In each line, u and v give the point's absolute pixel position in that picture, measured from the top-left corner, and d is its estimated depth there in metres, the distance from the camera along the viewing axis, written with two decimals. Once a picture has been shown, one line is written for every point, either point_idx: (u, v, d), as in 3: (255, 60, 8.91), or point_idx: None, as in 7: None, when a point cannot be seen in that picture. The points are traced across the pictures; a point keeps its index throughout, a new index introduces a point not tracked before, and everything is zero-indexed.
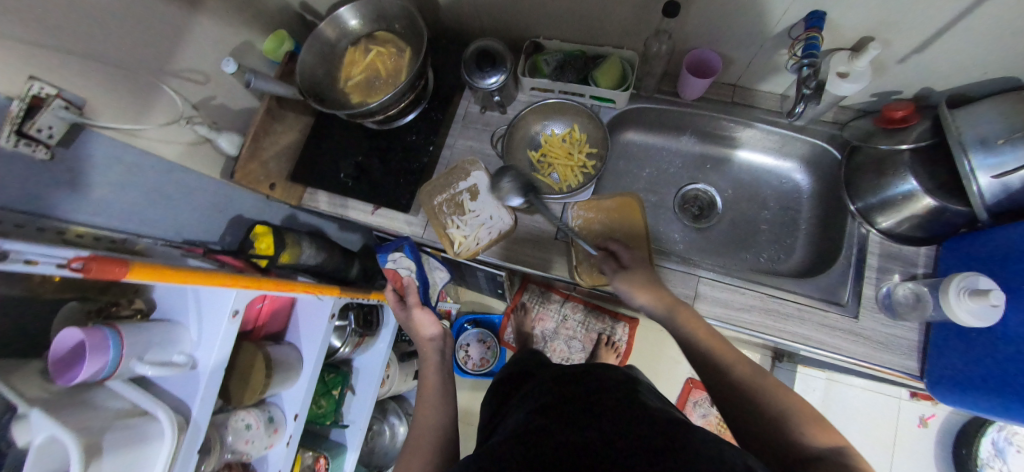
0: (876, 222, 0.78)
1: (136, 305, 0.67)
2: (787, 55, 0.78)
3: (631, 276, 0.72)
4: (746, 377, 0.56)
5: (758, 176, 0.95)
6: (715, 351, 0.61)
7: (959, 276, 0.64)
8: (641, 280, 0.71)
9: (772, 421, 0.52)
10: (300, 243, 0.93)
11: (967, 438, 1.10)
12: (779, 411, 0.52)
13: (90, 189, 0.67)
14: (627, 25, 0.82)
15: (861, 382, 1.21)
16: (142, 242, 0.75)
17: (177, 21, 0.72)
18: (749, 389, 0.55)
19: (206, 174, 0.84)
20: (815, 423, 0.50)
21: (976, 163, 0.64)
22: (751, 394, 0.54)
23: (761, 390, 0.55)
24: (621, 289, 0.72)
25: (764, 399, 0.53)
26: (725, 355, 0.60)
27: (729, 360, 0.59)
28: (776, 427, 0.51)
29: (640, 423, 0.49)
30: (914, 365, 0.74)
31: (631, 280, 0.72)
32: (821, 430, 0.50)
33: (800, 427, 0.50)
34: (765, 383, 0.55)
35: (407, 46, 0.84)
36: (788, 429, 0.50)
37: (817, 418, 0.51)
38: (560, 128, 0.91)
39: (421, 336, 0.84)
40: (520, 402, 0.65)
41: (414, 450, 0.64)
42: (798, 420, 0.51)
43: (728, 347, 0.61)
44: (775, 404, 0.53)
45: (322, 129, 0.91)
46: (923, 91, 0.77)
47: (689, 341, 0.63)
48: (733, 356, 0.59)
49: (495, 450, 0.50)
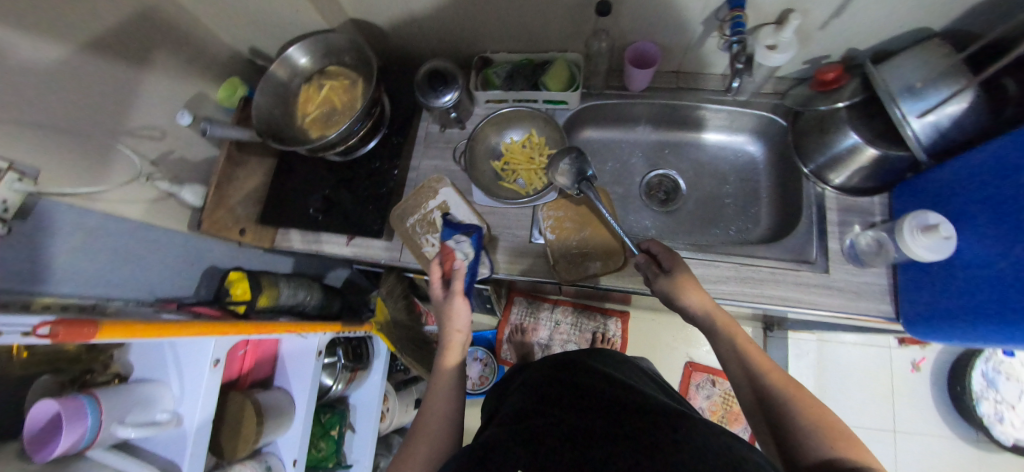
0: (829, 180, 0.82)
1: (113, 369, 0.67)
2: (717, 37, 0.82)
3: (683, 277, 0.68)
4: (776, 385, 0.55)
5: (715, 154, 0.99)
6: (750, 355, 0.60)
7: (909, 216, 0.68)
8: (692, 281, 0.67)
9: (795, 429, 0.50)
10: (278, 283, 0.91)
11: (960, 375, 1.13)
12: (800, 418, 0.51)
13: (52, 259, 0.66)
14: (567, 29, 0.85)
15: (851, 338, 1.23)
16: (112, 305, 0.74)
17: (124, 82, 0.73)
18: (778, 398, 0.54)
19: (173, 229, 0.83)
20: (838, 437, 0.48)
21: (906, 110, 0.68)
22: (774, 399, 0.54)
23: (787, 398, 0.53)
24: (670, 292, 0.68)
25: (787, 405, 0.53)
26: (756, 360, 0.59)
27: (760, 366, 0.58)
28: (792, 433, 0.50)
29: (640, 412, 0.50)
30: (890, 308, 0.76)
31: (686, 282, 0.67)
32: (845, 443, 0.47)
33: (818, 437, 0.49)
34: (793, 393, 0.53)
35: (359, 77, 0.86)
36: (808, 439, 0.49)
37: (842, 432, 0.48)
38: (519, 134, 0.93)
39: (451, 329, 0.70)
40: (516, 392, 0.66)
41: (417, 435, 0.61)
42: (821, 434, 0.48)
43: (760, 353, 0.60)
44: (800, 416, 0.51)
45: (287, 169, 0.93)
46: (848, 52, 0.83)
47: (721, 341, 0.63)
48: (763, 364, 0.58)
49: (497, 434, 0.50)
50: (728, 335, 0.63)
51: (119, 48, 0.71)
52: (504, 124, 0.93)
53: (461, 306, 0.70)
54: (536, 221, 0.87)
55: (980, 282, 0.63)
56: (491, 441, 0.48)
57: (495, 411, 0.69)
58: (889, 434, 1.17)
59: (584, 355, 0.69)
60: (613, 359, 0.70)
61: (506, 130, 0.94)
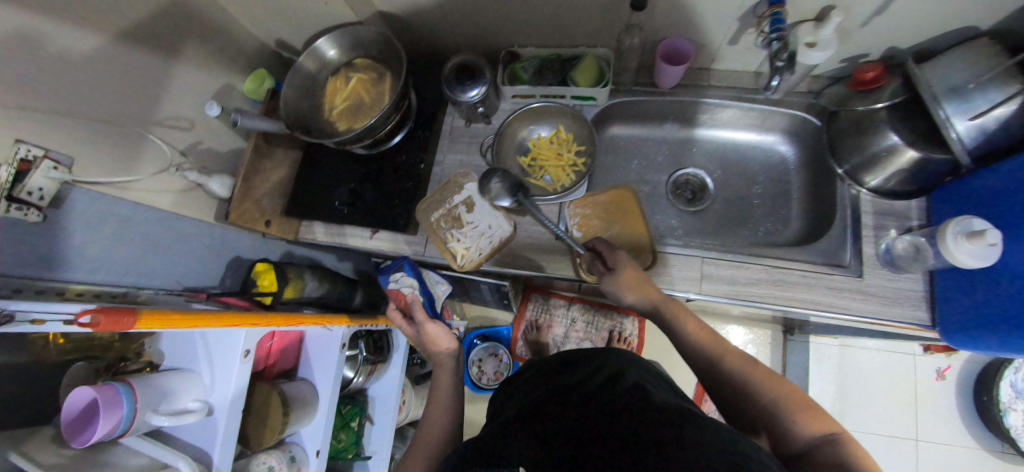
0: (864, 181, 0.80)
1: (145, 358, 0.67)
2: (753, 34, 0.80)
3: (625, 274, 0.70)
4: (733, 368, 0.57)
5: (744, 154, 0.97)
6: (699, 341, 0.62)
7: (952, 223, 0.66)
8: (635, 277, 0.70)
9: (762, 412, 0.52)
10: (303, 276, 0.92)
11: (987, 384, 1.10)
12: (768, 400, 0.52)
13: (85, 247, 0.66)
14: (597, 23, 0.84)
15: (874, 344, 1.21)
16: (143, 294, 0.74)
17: (155, 71, 0.73)
18: (738, 380, 0.56)
19: (200, 220, 0.84)
20: (803, 409, 0.50)
21: (951, 111, 0.66)
22: (738, 388, 0.55)
23: (747, 381, 0.55)
24: (613, 290, 0.71)
25: (752, 389, 0.54)
26: (710, 347, 0.61)
27: (714, 351, 0.60)
28: (766, 417, 0.51)
29: (646, 405, 0.48)
30: (924, 315, 0.75)
31: (628, 280, 0.70)
32: (811, 416, 0.49)
33: (790, 416, 0.50)
34: (750, 374, 0.55)
35: (387, 69, 0.86)
36: (774, 418, 0.50)
37: (806, 404, 0.50)
38: (547, 130, 0.92)
39: (434, 344, 0.83)
40: (523, 389, 0.65)
41: (419, 445, 0.67)
42: (786, 409, 0.50)
43: (713, 339, 0.62)
44: (762, 397, 0.53)
45: (313, 161, 0.93)
46: (890, 51, 0.80)
47: (676, 335, 0.65)
48: (718, 349, 0.60)
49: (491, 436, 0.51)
50: (683, 329, 0.64)
51: (151, 37, 0.71)
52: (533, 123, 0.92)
53: (432, 329, 0.84)
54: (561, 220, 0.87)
55: None
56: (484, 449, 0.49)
57: (501, 407, 0.68)
58: (911, 442, 1.16)
59: (592, 353, 0.67)
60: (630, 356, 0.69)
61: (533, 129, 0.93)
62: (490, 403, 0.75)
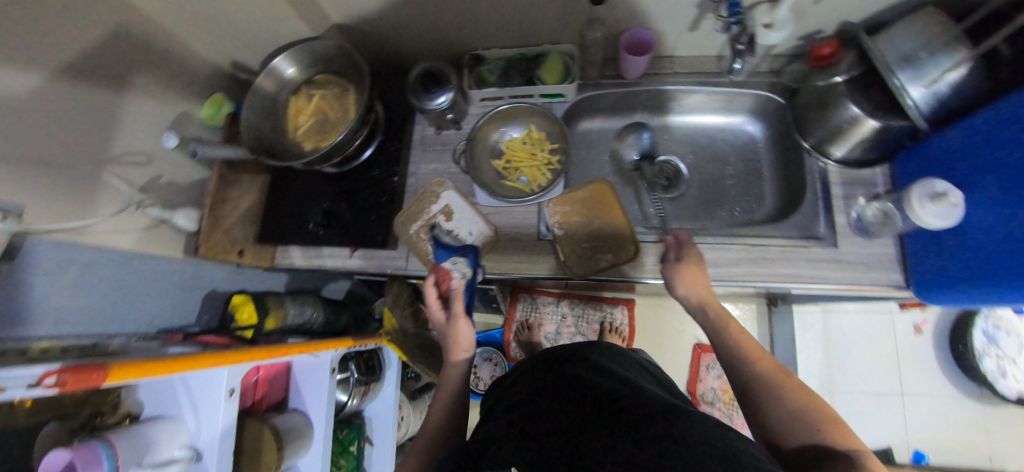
0: (831, 153, 0.82)
1: (124, 409, 0.64)
2: (712, 19, 0.81)
3: (688, 269, 0.71)
4: (763, 374, 0.58)
5: (714, 136, 0.98)
6: (737, 345, 0.63)
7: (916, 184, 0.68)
8: (697, 273, 0.70)
9: (786, 419, 0.53)
10: (283, 304, 0.89)
11: (961, 333, 1.16)
12: (795, 408, 0.53)
13: (45, 299, 0.63)
14: (560, 20, 0.83)
15: (853, 307, 1.25)
16: (114, 341, 0.71)
17: (104, 107, 0.69)
18: (765, 387, 0.57)
19: (168, 257, 0.80)
20: (828, 423, 0.50)
21: (905, 79, 0.68)
22: (767, 392, 0.56)
23: (776, 388, 0.56)
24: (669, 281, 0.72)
25: (779, 396, 0.55)
26: (745, 350, 0.62)
27: (749, 357, 0.61)
28: (789, 424, 0.52)
29: (637, 403, 0.48)
30: (899, 276, 0.77)
31: (691, 274, 0.70)
32: (836, 431, 0.49)
33: (815, 426, 0.50)
34: (782, 383, 0.56)
35: (350, 84, 0.84)
36: (799, 428, 0.51)
37: (832, 420, 0.51)
38: (518, 131, 0.92)
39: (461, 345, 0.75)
40: (512, 388, 0.64)
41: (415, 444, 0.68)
42: (814, 421, 0.51)
43: (750, 345, 0.62)
44: (789, 404, 0.54)
45: (283, 185, 0.90)
46: (842, 25, 0.83)
47: (715, 335, 0.66)
48: (753, 354, 0.61)
49: (487, 440, 0.51)
50: (724, 334, 0.65)
51: (95, 71, 0.67)
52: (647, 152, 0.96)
53: (462, 333, 0.75)
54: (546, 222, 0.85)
55: (1000, 243, 0.62)
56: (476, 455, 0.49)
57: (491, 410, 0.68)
58: (897, 397, 1.20)
59: (584, 351, 0.66)
60: (615, 354, 0.69)
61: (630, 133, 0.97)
62: (484, 404, 0.75)
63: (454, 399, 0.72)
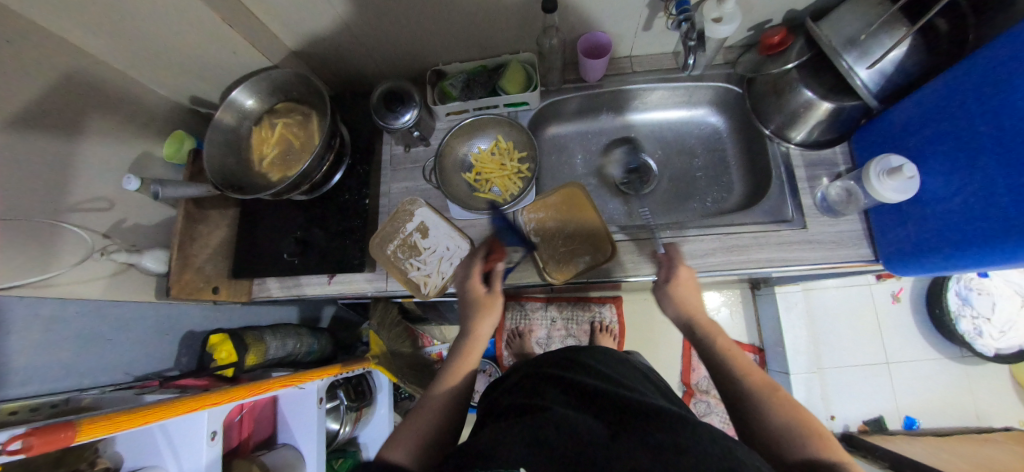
0: (790, 137, 0.84)
1: (101, 464, 0.62)
2: (664, 17, 0.83)
3: (683, 289, 0.73)
4: (754, 388, 0.60)
5: (679, 130, 1.00)
6: (726, 357, 0.65)
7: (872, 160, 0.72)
8: (693, 289, 0.73)
9: (778, 433, 0.55)
10: (264, 338, 0.87)
11: (936, 298, 1.19)
12: (785, 423, 0.55)
13: (8, 359, 0.60)
14: (516, 30, 0.85)
15: (833, 283, 1.27)
16: (87, 395, 0.69)
17: (58, 156, 0.67)
18: (756, 399, 0.59)
19: (139, 301, 0.78)
20: (818, 440, 0.52)
21: (852, 61, 0.70)
22: (760, 406, 0.58)
23: (768, 400, 0.58)
24: (664, 300, 0.74)
25: (769, 410, 0.57)
26: (734, 362, 0.64)
27: (741, 370, 0.63)
28: (780, 438, 0.54)
29: (643, 410, 0.48)
30: (868, 251, 0.79)
31: (685, 293, 0.73)
32: (828, 451, 0.51)
33: (805, 441, 0.53)
34: (774, 396, 0.58)
35: (312, 110, 0.84)
36: (791, 442, 0.53)
37: (822, 437, 0.53)
38: (486, 143, 0.92)
39: (478, 336, 0.75)
40: (509, 390, 0.64)
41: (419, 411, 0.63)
42: (804, 437, 0.53)
43: (739, 358, 0.65)
44: (780, 418, 0.56)
45: (253, 216, 0.89)
46: (789, 14, 0.85)
47: (705, 347, 0.68)
48: (743, 367, 0.63)
49: (492, 437, 0.48)
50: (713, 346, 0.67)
51: (46, 120, 0.66)
52: (636, 170, 1.00)
53: (483, 325, 0.75)
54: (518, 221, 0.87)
55: (961, 212, 0.64)
56: (479, 452, 0.46)
57: (484, 413, 0.65)
58: (883, 366, 1.23)
59: (583, 357, 0.66)
60: (607, 358, 0.69)
61: (615, 149, 1.01)
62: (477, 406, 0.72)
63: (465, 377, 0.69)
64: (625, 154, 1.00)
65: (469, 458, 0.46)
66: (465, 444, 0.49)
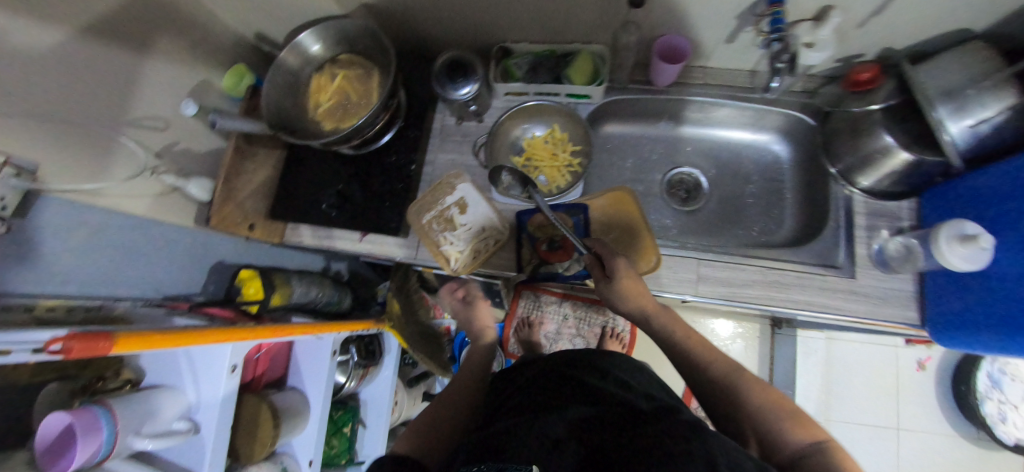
0: (857, 182, 0.80)
1: (124, 375, 0.64)
2: (753, 32, 0.79)
3: (625, 285, 0.72)
4: (721, 377, 0.63)
5: (739, 152, 0.96)
6: (694, 348, 0.68)
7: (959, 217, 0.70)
8: (634, 283, 0.72)
9: (754, 413, 0.57)
10: (290, 282, 0.89)
11: (965, 375, 1.15)
12: (758, 405, 0.58)
13: (52, 257, 0.62)
14: (595, 20, 0.81)
15: (858, 337, 1.24)
16: (120, 305, 0.71)
17: (125, 69, 0.68)
18: (726, 387, 0.61)
19: (179, 224, 0.80)
20: (793, 417, 0.55)
21: (945, 113, 0.66)
22: (738, 393, 0.60)
23: (741, 387, 0.60)
24: (611, 298, 0.74)
25: (744, 394, 0.59)
26: (701, 353, 0.67)
27: (707, 360, 0.66)
28: (757, 419, 0.56)
29: (663, 420, 0.47)
30: (914, 315, 0.76)
31: (626, 285, 0.72)
32: (801, 425, 0.54)
33: (778, 422, 0.55)
34: (740, 380, 0.61)
35: (375, 66, 0.83)
36: (764, 422, 0.56)
37: (795, 414, 0.56)
38: (541, 129, 0.91)
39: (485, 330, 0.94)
40: (527, 386, 0.63)
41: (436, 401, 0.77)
42: (777, 416, 0.56)
43: (706, 348, 0.68)
44: (752, 400, 0.58)
45: (298, 162, 0.89)
46: (884, 51, 0.80)
47: (672, 339, 0.70)
48: (711, 356, 0.66)
49: (504, 438, 0.49)
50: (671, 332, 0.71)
51: (119, 31, 0.66)
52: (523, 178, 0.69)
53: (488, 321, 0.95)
54: (586, 223, 0.85)
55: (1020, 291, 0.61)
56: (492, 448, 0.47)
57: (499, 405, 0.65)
58: (892, 431, 1.20)
59: (604, 363, 0.65)
60: (628, 364, 0.68)
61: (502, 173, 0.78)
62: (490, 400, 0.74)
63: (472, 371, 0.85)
64: (513, 174, 0.77)
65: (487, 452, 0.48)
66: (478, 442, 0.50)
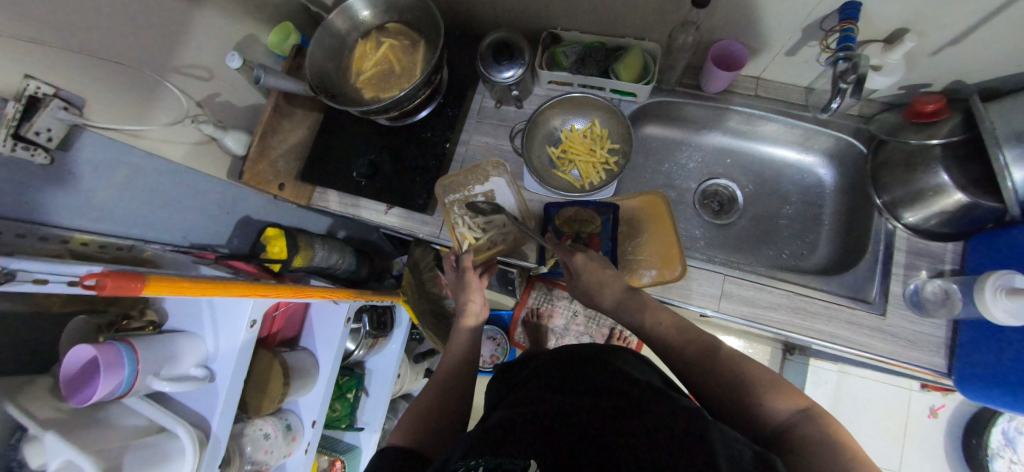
0: (902, 216, 0.77)
1: (148, 317, 0.65)
2: (817, 47, 0.75)
3: (586, 276, 0.70)
4: (697, 358, 0.59)
5: (780, 171, 0.93)
6: (666, 333, 0.64)
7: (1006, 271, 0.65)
8: (597, 275, 0.70)
9: (736, 387, 0.54)
10: (313, 245, 0.90)
11: (978, 428, 1.12)
12: (740, 380, 0.54)
13: (90, 192, 0.63)
14: (652, 15, 0.78)
15: (872, 374, 1.21)
16: (150, 248, 0.72)
17: (177, 14, 0.68)
18: (704, 367, 0.57)
19: (213, 175, 0.81)
20: (778, 388, 0.52)
21: (1011, 157, 0.62)
22: (720, 371, 0.56)
23: (720, 364, 0.56)
24: (585, 292, 0.72)
25: (723, 370, 0.56)
26: (673, 338, 0.63)
27: (682, 343, 0.62)
28: (740, 396, 0.53)
29: (660, 408, 0.45)
30: (941, 362, 0.73)
31: (589, 277, 0.70)
32: (783, 394, 0.51)
33: (762, 396, 0.52)
34: (718, 358, 0.57)
35: (421, 38, 0.81)
36: (747, 398, 0.52)
37: (778, 383, 0.53)
38: (581, 122, 0.88)
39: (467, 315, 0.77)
40: (527, 377, 0.62)
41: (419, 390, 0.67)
42: (759, 388, 0.52)
43: (678, 329, 0.64)
44: (732, 375, 0.55)
45: (334, 126, 0.88)
46: (954, 84, 0.76)
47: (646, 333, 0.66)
48: (682, 339, 0.62)
49: (499, 429, 0.47)
50: (644, 324, 0.66)
51: None
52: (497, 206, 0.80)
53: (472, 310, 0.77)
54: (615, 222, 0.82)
55: None
56: (489, 441, 0.45)
57: (501, 397, 0.64)
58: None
59: (604, 349, 0.63)
60: (630, 354, 0.65)
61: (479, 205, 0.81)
62: (489, 391, 0.72)
63: (462, 358, 0.72)
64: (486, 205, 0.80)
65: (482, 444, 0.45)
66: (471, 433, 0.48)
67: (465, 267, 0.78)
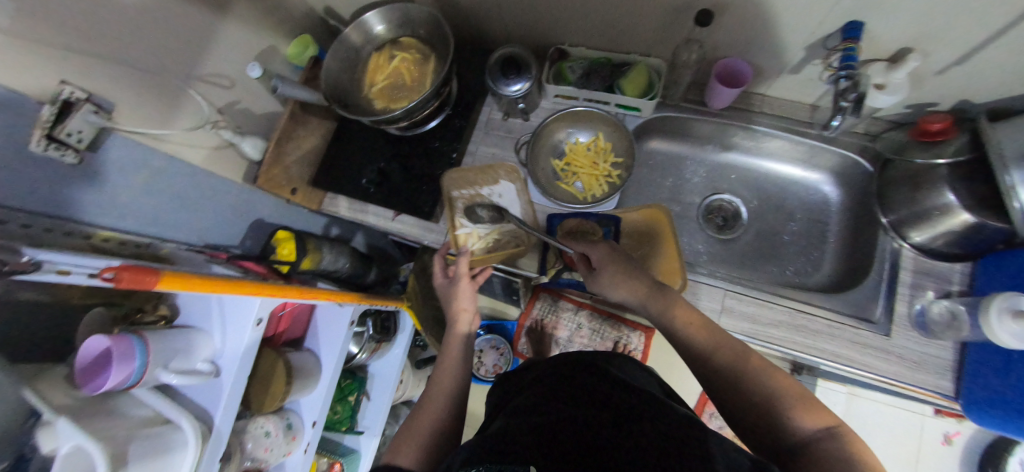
0: (909, 236, 0.76)
1: (160, 311, 0.67)
2: (821, 65, 0.76)
3: (609, 273, 0.71)
4: (727, 365, 0.58)
5: (785, 188, 0.93)
6: (695, 335, 0.63)
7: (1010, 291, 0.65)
8: (620, 272, 0.70)
9: (762, 402, 0.53)
10: (321, 248, 0.93)
11: (995, 458, 1.08)
12: (767, 394, 0.53)
13: (113, 192, 0.67)
14: (658, 32, 0.80)
15: (883, 398, 1.18)
16: (166, 246, 0.75)
17: (204, 26, 0.72)
18: (732, 375, 0.57)
19: (228, 179, 0.84)
20: (804, 403, 0.52)
21: (1018, 178, 0.61)
22: (749, 385, 0.55)
23: (749, 376, 0.56)
24: (602, 289, 0.72)
25: (750, 383, 0.55)
26: (703, 340, 0.62)
27: (711, 347, 0.61)
28: (765, 411, 0.53)
29: (661, 417, 0.46)
30: (948, 386, 0.72)
31: (611, 273, 0.71)
32: (809, 410, 0.51)
33: (788, 411, 0.51)
34: (748, 367, 0.57)
35: (432, 52, 0.84)
36: (774, 412, 0.52)
37: (805, 399, 0.52)
38: (585, 136, 0.90)
39: (458, 329, 0.78)
40: (529, 385, 0.62)
41: (425, 404, 0.68)
42: (786, 403, 0.52)
43: (708, 332, 0.62)
44: (761, 388, 0.54)
45: (346, 134, 0.91)
46: (961, 104, 0.76)
47: (669, 329, 0.65)
48: (712, 343, 0.61)
49: (504, 436, 0.47)
50: (667, 318, 0.66)
51: None
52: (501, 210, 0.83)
53: (462, 320, 0.78)
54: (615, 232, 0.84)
55: None
56: (493, 447, 0.45)
57: (503, 404, 0.64)
58: None
59: (605, 358, 0.63)
60: (629, 363, 0.66)
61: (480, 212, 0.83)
62: (488, 400, 0.72)
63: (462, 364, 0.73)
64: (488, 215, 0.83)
65: (486, 450, 0.45)
66: (475, 439, 0.48)
67: (461, 273, 0.80)
